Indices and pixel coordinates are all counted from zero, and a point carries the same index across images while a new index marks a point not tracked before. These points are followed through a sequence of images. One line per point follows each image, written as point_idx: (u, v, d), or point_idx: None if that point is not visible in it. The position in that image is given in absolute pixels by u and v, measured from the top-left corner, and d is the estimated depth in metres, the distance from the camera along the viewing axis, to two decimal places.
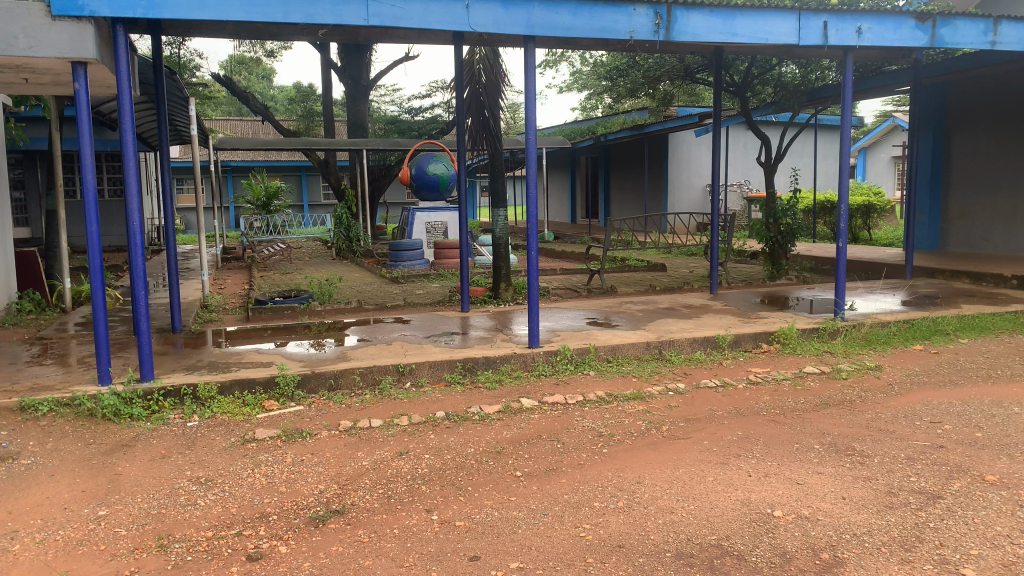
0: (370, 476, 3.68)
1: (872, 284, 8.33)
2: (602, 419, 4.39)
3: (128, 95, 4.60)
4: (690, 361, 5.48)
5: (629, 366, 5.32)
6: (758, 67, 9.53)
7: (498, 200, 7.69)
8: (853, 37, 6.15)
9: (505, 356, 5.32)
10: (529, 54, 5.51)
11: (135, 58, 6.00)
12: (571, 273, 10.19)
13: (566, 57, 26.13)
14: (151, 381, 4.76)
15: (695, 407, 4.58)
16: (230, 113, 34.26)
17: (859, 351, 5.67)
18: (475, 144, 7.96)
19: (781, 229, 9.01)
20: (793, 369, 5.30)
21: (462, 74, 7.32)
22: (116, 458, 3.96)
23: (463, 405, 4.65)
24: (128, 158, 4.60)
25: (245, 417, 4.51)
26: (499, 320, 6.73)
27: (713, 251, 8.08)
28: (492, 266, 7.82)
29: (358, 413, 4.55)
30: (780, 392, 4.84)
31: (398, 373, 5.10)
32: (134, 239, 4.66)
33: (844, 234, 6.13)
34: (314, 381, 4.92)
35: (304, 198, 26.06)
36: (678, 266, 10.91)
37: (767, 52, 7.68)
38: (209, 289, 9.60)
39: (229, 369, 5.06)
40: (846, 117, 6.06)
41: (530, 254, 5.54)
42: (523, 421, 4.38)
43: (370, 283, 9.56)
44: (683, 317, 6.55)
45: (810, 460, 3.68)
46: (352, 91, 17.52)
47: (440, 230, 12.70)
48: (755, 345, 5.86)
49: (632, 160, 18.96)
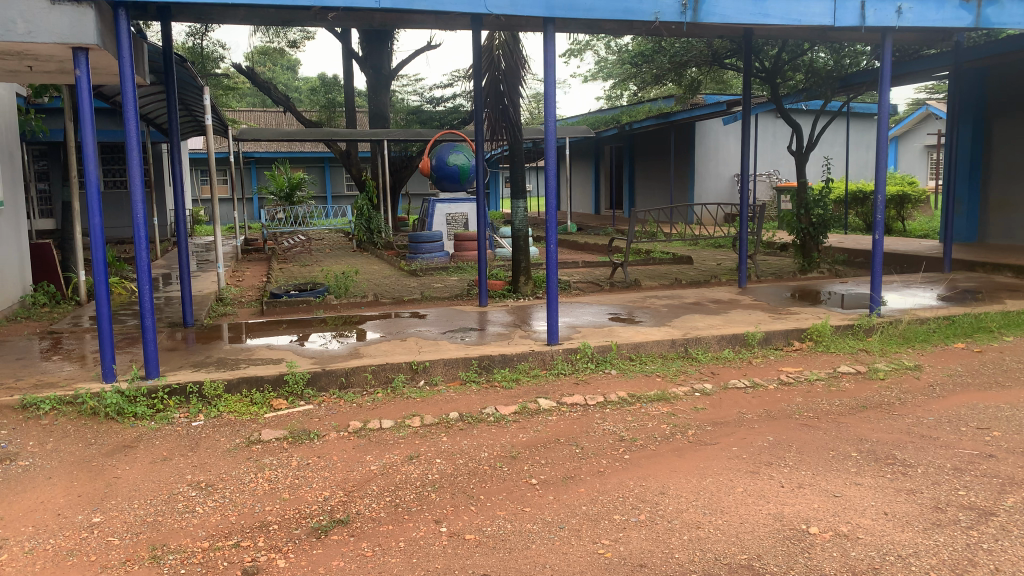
0: (378, 482, 3.48)
1: (908, 278, 7.99)
2: (623, 422, 4.16)
3: (131, 81, 4.41)
4: (717, 359, 5.23)
5: (652, 365, 5.07)
6: (788, 52, 9.17)
7: (517, 190, 7.45)
8: (893, 18, 5.82)
9: (523, 354, 5.10)
10: (548, 38, 5.27)
11: (145, 46, 5.84)
12: (594, 265, 9.94)
13: (591, 46, 25.84)
14: (157, 378, 4.60)
15: (723, 410, 4.34)
16: (254, 105, 34.34)
17: (896, 349, 5.39)
18: (495, 133, 7.71)
19: (813, 220, 8.68)
20: (827, 369, 5.04)
21: (481, 61, 7.08)
22: (116, 460, 3.81)
23: (478, 406, 4.44)
24: (132, 148, 4.43)
25: (252, 417, 4.34)
26: (518, 315, 6.51)
27: (741, 244, 7.77)
28: (511, 259, 7.60)
29: (369, 414, 4.36)
30: (813, 394, 4.58)
31: (412, 371, 4.90)
32: (139, 232, 4.49)
33: (881, 226, 5.81)
34: (324, 378, 4.74)
35: (326, 189, 26.02)
36: (705, 259, 10.61)
37: (799, 34, 7.35)
38: (226, 282, 9.49)
39: (237, 367, 4.89)
40: (884, 102, 5.75)
41: (550, 247, 5.30)
42: (540, 423, 4.16)
43: (389, 276, 9.39)
44: (710, 312, 6.29)
45: (848, 469, 3.42)
46: (373, 81, 17.34)
47: (461, 222, 12.52)
48: (787, 343, 5.58)
49: (658, 148, 18.59)
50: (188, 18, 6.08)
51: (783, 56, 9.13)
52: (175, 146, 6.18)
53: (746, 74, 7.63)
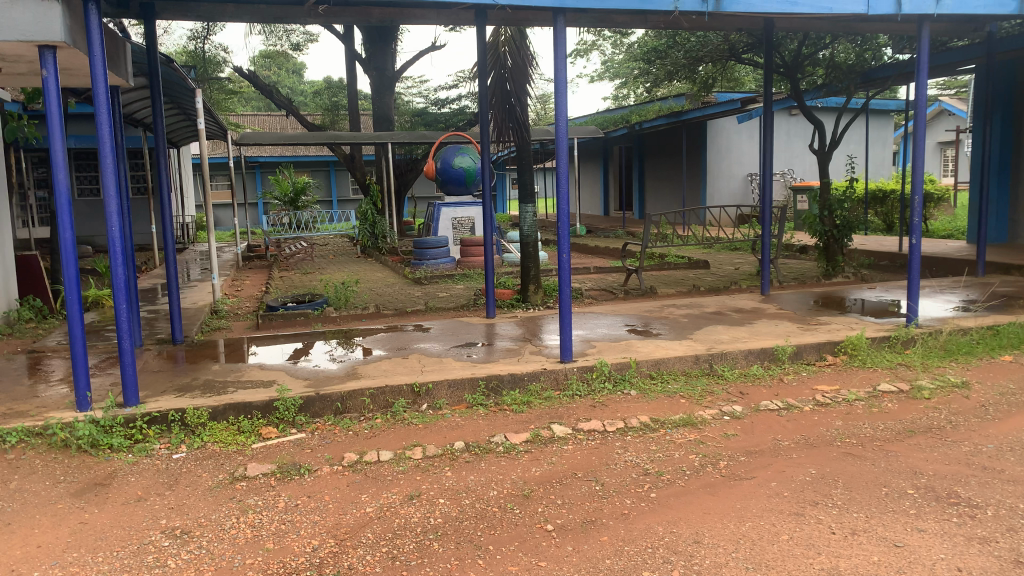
0: (375, 528, 3.09)
1: (940, 283, 7.56)
2: (646, 452, 3.76)
3: (103, 80, 4.04)
4: (745, 377, 4.82)
5: (675, 384, 4.67)
6: (809, 45, 8.73)
7: (526, 193, 7.04)
8: (931, 5, 5.40)
9: (534, 373, 4.69)
10: (559, 31, 4.88)
11: (127, 46, 5.49)
12: (607, 271, 9.54)
13: (598, 45, 25.57)
14: (136, 406, 4.21)
15: (756, 437, 3.93)
16: (259, 108, 34.08)
17: (939, 364, 4.96)
18: (501, 135, 7.29)
19: (836, 223, 8.25)
20: (866, 388, 4.61)
21: (486, 58, 6.69)
22: (85, 501, 3.42)
23: (486, 434, 4.04)
24: (106, 154, 4.05)
25: (238, 449, 3.96)
26: (528, 328, 6.11)
27: (763, 248, 7.35)
28: (520, 266, 7.21)
29: (365, 444, 3.97)
30: (853, 417, 4.16)
31: (414, 395, 4.51)
32: (113, 246, 4.10)
33: (918, 230, 5.38)
34: (318, 404, 4.36)
35: (332, 193, 25.70)
36: (723, 263, 10.19)
37: (822, 26, 6.92)
38: (222, 292, 9.12)
39: (225, 391, 4.50)
40: (921, 95, 5.33)
41: (562, 256, 4.89)
42: (555, 454, 3.76)
43: (392, 285, 9.01)
44: (733, 323, 5.89)
45: (906, 511, 3.02)
46: (377, 83, 16.98)
47: (468, 226, 12.10)
48: (819, 357, 5.17)
49: (669, 148, 18.15)
50: (174, 17, 5.72)
51: (804, 49, 8.67)
52: (160, 152, 5.83)
53: (767, 69, 7.21)
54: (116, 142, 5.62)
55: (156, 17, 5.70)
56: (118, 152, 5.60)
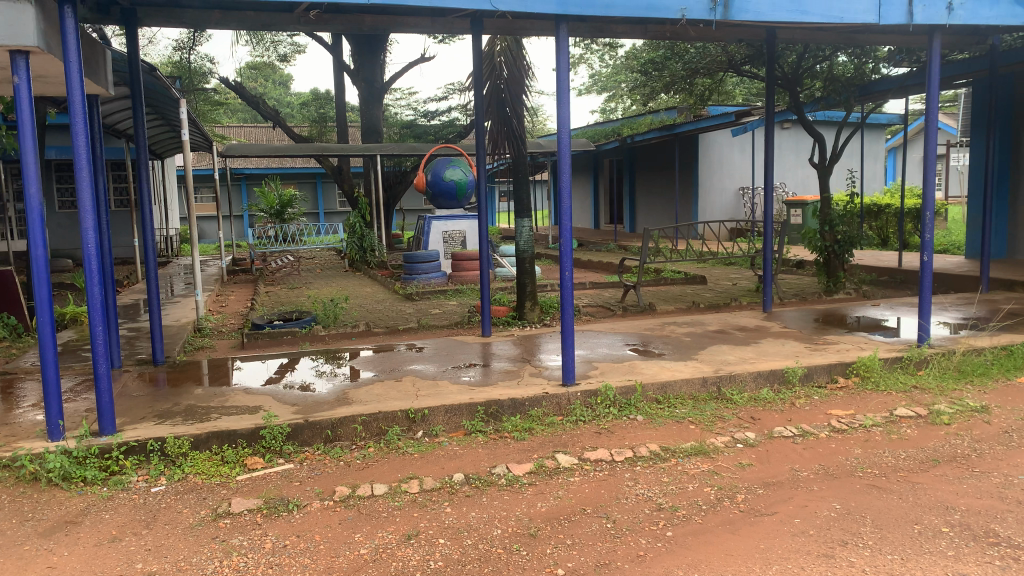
0: (370, 573, 2.84)
1: (944, 300, 7.39)
2: (658, 485, 3.54)
3: (79, 86, 3.80)
4: (756, 401, 4.61)
5: (683, 409, 4.45)
6: (808, 57, 8.59)
7: (522, 207, 6.81)
8: (943, 14, 5.25)
9: (535, 398, 4.46)
10: (562, 39, 4.67)
11: (108, 53, 5.25)
12: (602, 287, 9.34)
13: (587, 58, 25.58)
14: (112, 434, 3.94)
15: (773, 468, 3.72)
16: (245, 120, 33.78)
17: (954, 386, 4.77)
18: (496, 147, 7.08)
19: (837, 238, 8.09)
20: (882, 412, 4.40)
21: (481, 68, 6.49)
22: (53, 543, 3.14)
23: (486, 465, 3.80)
24: (82, 166, 3.81)
25: (221, 481, 3.71)
26: (525, 347, 5.89)
27: (765, 264, 7.17)
28: (516, 283, 6.98)
29: (358, 476, 3.72)
30: (872, 444, 3.96)
31: (409, 422, 4.27)
32: (89, 264, 3.82)
33: (930, 247, 5.21)
34: (307, 432, 4.11)
35: (319, 206, 25.43)
36: (719, 279, 10.01)
37: (826, 37, 6.76)
38: (206, 308, 8.83)
39: (208, 417, 4.24)
40: (933, 105, 5.18)
41: (564, 275, 4.66)
42: (561, 487, 3.53)
43: (383, 301, 8.77)
44: (738, 343, 5.69)
45: (944, 552, 2.80)
46: (366, 95, 16.77)
47: (459, 240, 11.89)
48: (830, 379, 4.97)
49: (660, 161, 18.03)
50: (157, 23, 5.48)
51: (804, 61, 8.53)
52: (142, 164, 5.58)
53: (769, 81, 7.05)
54: (95, 154, 5.36)
55: (140, 23, 5.46)
56: (97, 164, 5.33)
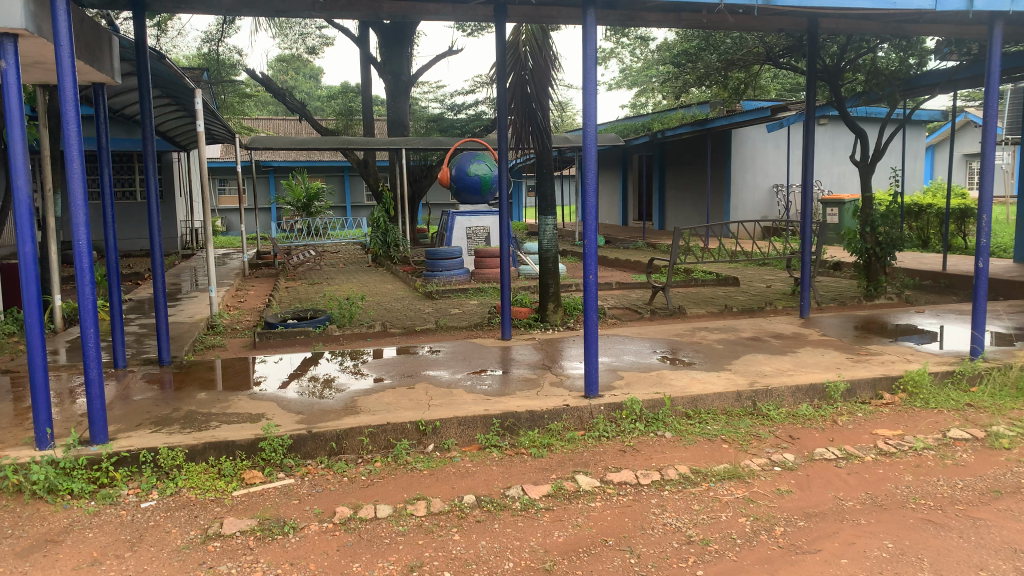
0: None
1: (994, 308, 6.94)
2: (688, 514, 3.22)
3: (70, 72, 3.54)
4: (794, 418, 4.26)
5: (715, 426, 4.12)
6: (850, 49, 8.18)
7: (546, 204, 6.49)
8: (1006, 2, 4.82)
9: (555, 411, 4.15)
10: (588, 26, 4.35)
11: (115, 39, 5.04)
12: (630, 288, 9.01)
13: (618, 52, 25.18)
14: (103, 444, 3.69)
15: (815, 496, 3.38)
16: (275, 112, 33.82)
17: (1013, 406, 4.37)
18: (520, 142, 6.74)
19: (878, 239, 7.69)
20: (934, 434, 4.02)
21: (505, 58, 6.18)
22: (30, 564, 2.90)
23: (500, 485, 3.50)
24: (73, 158, 3.57)
25: (216, 497, 3.45)
26: (547, 353, 5.59)
27: (802, 267, 6.78)
28: (538, 283, 6.68)
29: (361, 495, 3.45)
30: (925, 471, 3.60)
31: (419, 434, 3.99)
32: (80, 261, 3.60)
33: (986, 252, 4.81)
34: (310, 443, 3.85)
35: (346, 199, 25.32)
36: (753, 280, 9.62)
37: (871, 28, 6.35)
38: (223, 303, 8.66)
39: (207, 425, 3.99)
40: (992, 102, 4.78)
41: (588, 280, 4.33)
42: (581, 514, 3.22)
43: (402, 300, 8.53)
44: (774, 352, 5.34)
45: None
46: (392, 87, 16.53)
47: (482, 236, 11.59)
48: (875, 395, 4.60)
49: (691, 157, 17.60)
50: (167, 8, 5.24)
51: (847, 53, 8.10)
52: (148, 155, 5.36)
53: (810, 75, 6.65)
54: (100, 145, 5.14)
55: (150, 10, 5.25)
56: (102, 155, 5.11)
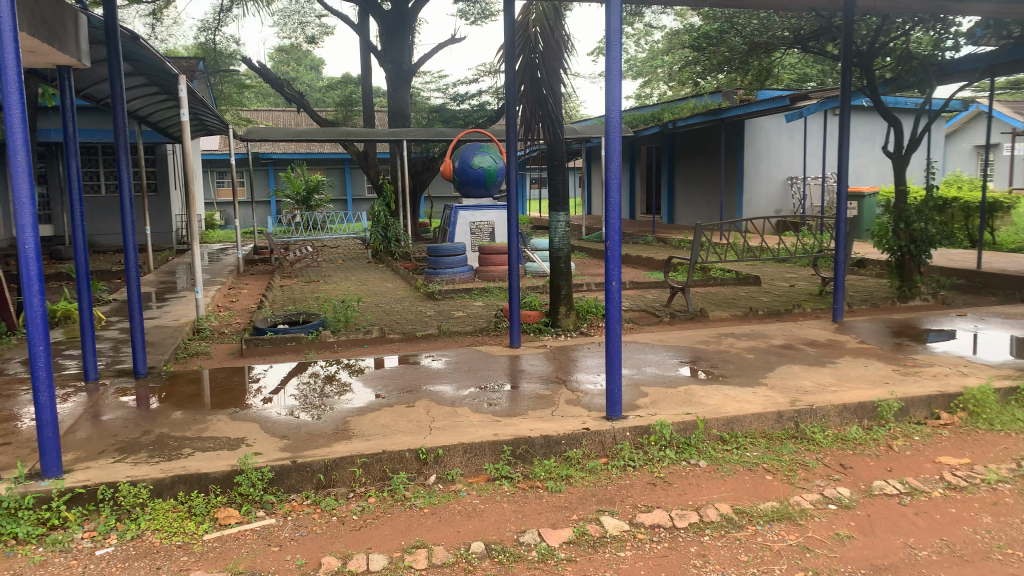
0: None
1: None
2: (735, 567, 2.72)
3: (11, 47, 3.04)
4: (842, 442, 3.78)
5: (755, 453, 3.65)
6: (884, 32, 7.63)
7: (558, 199, 5.96)
8: None
9: (574, 436, 3.66)
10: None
11: (82, 17, 4.54)
12: (645, 288, 8.51)
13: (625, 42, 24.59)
14: (56, 478, 3.20)
15: (881, 544, 2.88)
16: (276, 104, 33.35)
17: None
18: (529, 131, 6.25)
19: (912, 237, 7.19)
20: (1006, 463, 3.52)
21: (513, 39, 5.67)
22: None
23: (512, 530, 3.01)
24: (16, 149, 3.07)
25: (185, 542, 2.98)
26: (560, 363, 5.11)
27: (837, 268, 6.25)
28: (549, 285, 6.19)
29: (352, 541, 2.97)
30: (1004, 510, 3.11)
31: (420, 464, 3.49)
32: (26, 267, 3.09)
33: None
34: (295, 475, 3.36)
35: (347, 192, 24.86)
36: (775, 280, 9.10)
37: (914, 7, 5.81)
38: (212, 303, 8.18)
39: (179, 454, 3.50)
40: None
41: (611, 289, 3.82)
42: (608, 566, 2.73)
43: (402, 301, 8.04)
44: (812, 362, 4.85)
45: None
46: (394, 77, 16.01)
47: (487, 232, 11.08)
48: (931, 414, 4.10)
49: (702, 148, 17.06)
50: None
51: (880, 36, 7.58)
52: (121, 147, 4.87)
53: (845, 59, 6.12)
54: (67, 135, 4.64)
55: None
56: (68, 146, 4.61)
